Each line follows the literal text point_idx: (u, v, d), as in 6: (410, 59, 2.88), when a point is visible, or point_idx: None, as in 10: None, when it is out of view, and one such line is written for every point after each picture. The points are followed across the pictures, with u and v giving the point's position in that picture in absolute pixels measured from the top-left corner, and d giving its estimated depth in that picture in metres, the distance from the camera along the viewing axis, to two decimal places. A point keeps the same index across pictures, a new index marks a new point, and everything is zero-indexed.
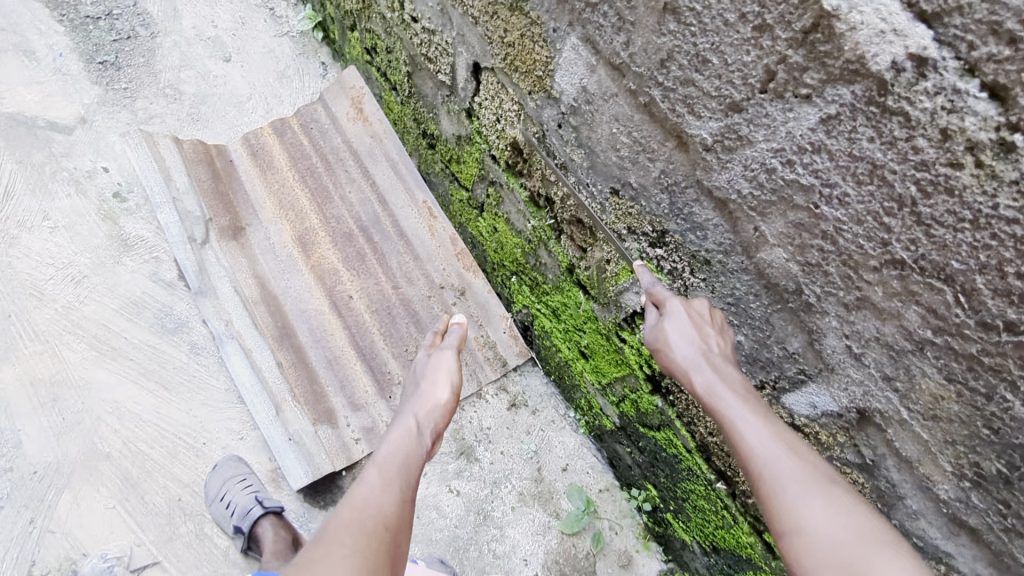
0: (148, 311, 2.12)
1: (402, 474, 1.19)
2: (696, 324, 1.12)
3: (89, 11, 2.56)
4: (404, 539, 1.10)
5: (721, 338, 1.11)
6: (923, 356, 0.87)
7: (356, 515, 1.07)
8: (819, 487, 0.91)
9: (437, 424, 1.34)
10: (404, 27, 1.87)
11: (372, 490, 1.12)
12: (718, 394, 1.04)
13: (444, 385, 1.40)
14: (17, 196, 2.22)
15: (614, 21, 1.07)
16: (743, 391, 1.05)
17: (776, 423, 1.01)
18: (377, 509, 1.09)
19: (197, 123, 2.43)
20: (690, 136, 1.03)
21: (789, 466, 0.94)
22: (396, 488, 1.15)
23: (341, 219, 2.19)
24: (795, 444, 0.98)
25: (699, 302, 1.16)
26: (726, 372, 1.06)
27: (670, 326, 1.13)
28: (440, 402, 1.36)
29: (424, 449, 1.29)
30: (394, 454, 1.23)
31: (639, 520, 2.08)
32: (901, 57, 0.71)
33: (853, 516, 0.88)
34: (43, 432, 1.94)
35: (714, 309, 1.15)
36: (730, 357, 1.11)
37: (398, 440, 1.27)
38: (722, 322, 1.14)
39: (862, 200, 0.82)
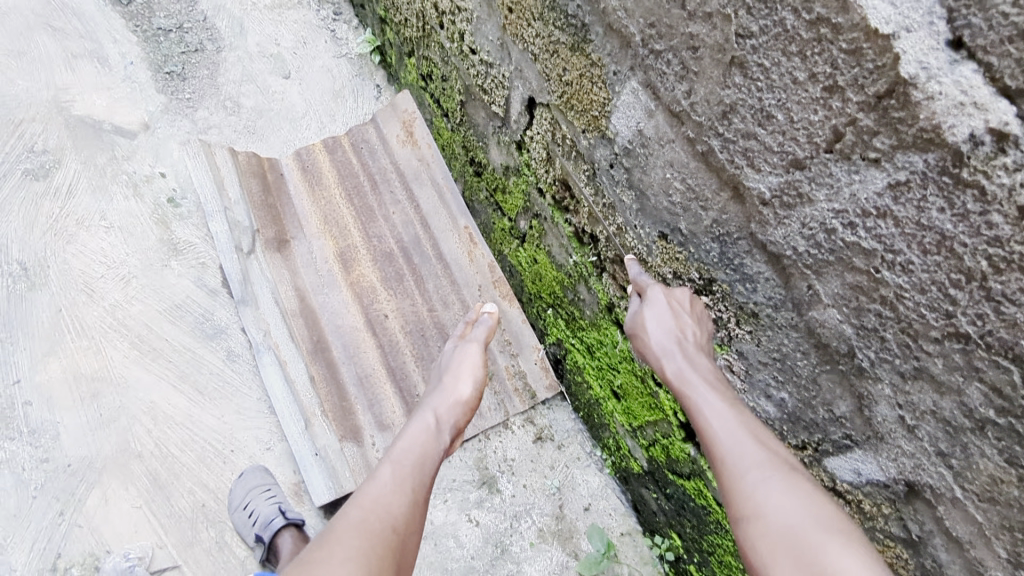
0: (190, 315, 2.18)
1: (415, 474, 1.23)
2: (675, 313, 1.20)
3: (161, 24, 2.68)
4: (412, 540, 1.12)
5: (698, 327, 1.19)
6: (983, 436, 0.84)
7: (364, 514, 1.10)
8: (775, 470, 0.99)
9: (456, 419, 1.45)
10: (462, 58, 1.91)
11: (384, 490, 1.16)
12: (688, 380, 1.14)
13: (465, 378, 1.53)
14: (78, 195, 2.32)
15: (677, 69, 1.07)
16: (712, 377, 1.14)
17: (741, 409, 1.10)
18: (386, 510, 1.12)
19: (253, 136, 2.51)
20: (746, 189, 1.02)
21: (748, 448, 1.03)
22: (408, 489, 1.18)
23: (383, 238, 2.22)
24: (758, 430, 1.07)
25: (682, 290, 1.24)
26: (698, 362, 1.16)
27: (649, 315, 1.23)
28: (462, 396, 1.49)
29: (441, 447, 1.36)
30: (410, 453, 1.28)
31: (660, 569, 2.02)
32: (981, 130, 0.69)
33: (803, 497, 0.95)
34: (80, 425, 1.99)
35: (694, 297, 1.23)
36: (705, 347, 1.19)
37: (416, 437, 1.33)
38: (702, 311, 1.22)
39: (927, 270, 0.80)
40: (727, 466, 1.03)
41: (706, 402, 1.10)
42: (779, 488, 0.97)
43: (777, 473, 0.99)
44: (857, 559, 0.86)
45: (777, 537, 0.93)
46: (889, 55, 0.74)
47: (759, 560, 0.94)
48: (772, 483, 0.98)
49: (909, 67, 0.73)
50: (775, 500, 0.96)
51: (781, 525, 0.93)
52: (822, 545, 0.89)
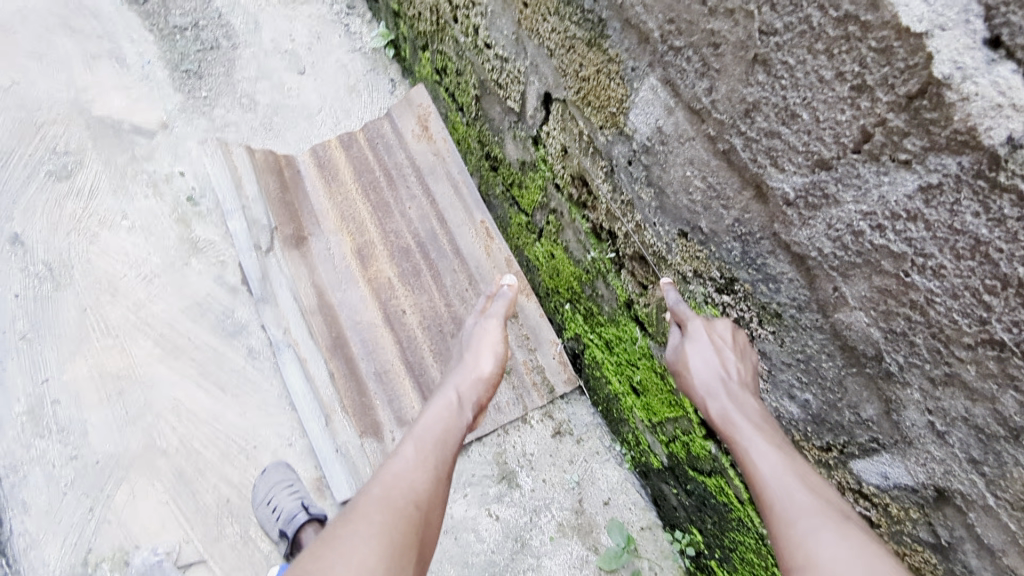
0: (211, 313, 2.20)
1: (437, 449, 1.26)
2: (717, 349, 1.17)
3: (177, 22, 2.69)
4: (435, 514, 1.14)
5: (741, 362, 1.17)
6: (1018, 444, 0.81)
7: (387, 490, 1.12)
8: (827, 519, 0.97)
9: (478, 396, 1.47)
10: (476, 52, 1.88)
11: (405, 467, 1.18)
12: (733, 420, 1.14)
13: (487, 355, 1.55)
14: (99, 194, 2.34)
15: (697, 66, 1.04)
16: (760, 421, 1.12)
17: (791, 454, 1.09)
18: (408, 485, 1.14)
19: (269, 133, 2.52)
20: (770, 189, 1.00)
21: (801, 497, 1.00)
22: (430, 465, 1.20)
23: (400, 234, 2.22)
24: (809, 478, 1.05)
25: (723, 322, 1.20)
26: (745, 404, 1.14)
27: (691, 351, 1.21)
28: (484, 372, 1.51)
29: (463, 423, 1.38)
30: (432, 430, 1.31)
31: (681, 564, 2.01)
32: (1020, 133, 0.66)
33: (862, 551, 0.91)
34: (107, 423, 2.02)
35: (738, 331, 1.19)
36: (750, 383, 1.17)
37: (439, 414, 1.36)
38: (745, 344, 1.18)
39: (959, 274, 0.77)
40: (776, 512, 1.00)
41: (753, 443, 1.09)
42: (836, 540, 0.93)
43: (836, 527, 0.95)
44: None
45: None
46: (922, 54, 0.71)
47: None
48: (828, 533, 0.94)
49: (943, 67, 0.70)
50: (829, 547, 0.92)
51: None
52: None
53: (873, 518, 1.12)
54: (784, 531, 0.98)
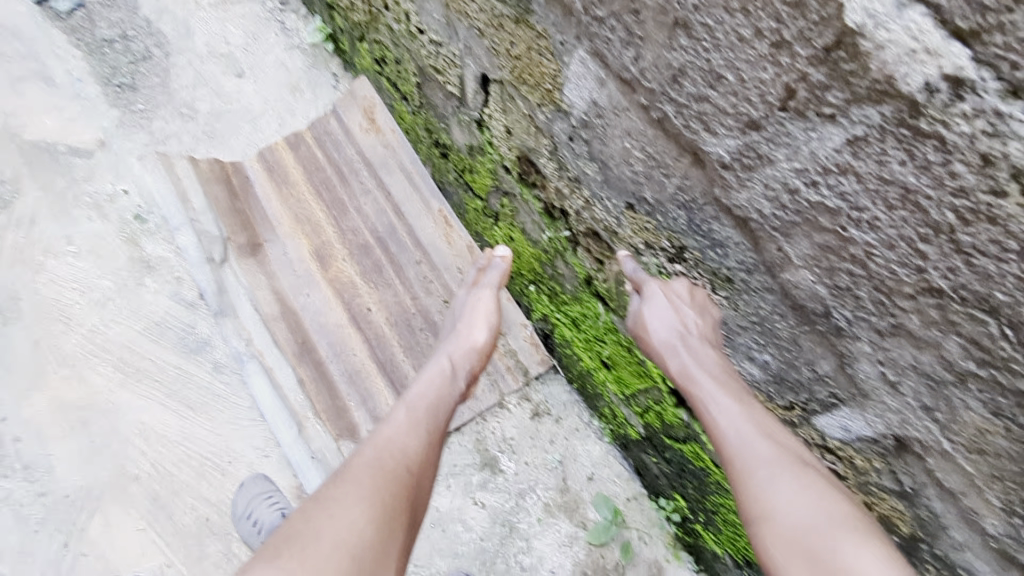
0: (171, 331, 2.14)
1: (430, 417, 1.25)
2: (675, 307, 1.18)
3: (105, 34, 2.57)
4: (427, 478, 1.13)
5: (701, 318, 1.16)
6: (966, 389, 0.81)
7: (379, 453, 1.11)
8: (785, 469, 1.05)
9: (472, 365, 1.46)
10: (411, 38, 1.83)
11: (398, 431, 1.17)
12: (694, 378, 1.18)
13: (480, 324, 1.52)
14: (41, 222, 2.26)
15: (622, 35, 1.01)
16: (719, 375, 1.17)
17: (750, 403, 1.14)
18: (401, 450, 1.12)
19: (214, 141, 2.44)
20: (706, 154, 0.98)
21: (761, 452, 1.07)
22: (423, 431, 1.19)
23: (357, 230, 2.16)
24: (767, 425, 1.12)
25: (679, 280, 1.21)
26: (703, 356, 1.19)
27: (650, 312, 1.25)
28: (476, 342, 1.49)
29: (455, 391, 1.38)
30: (424, 397, 1.30)
31: (668, 529, 2.03)
32: (935, 78, 0.64)
33: (812, 495, 1.01)
34: (74, 455, 1.97)
35: (693, 286, 1.18)
36: (711, 337, 1.19)
37: (431, 383, 1.34)
38: (705, 299, 1.17)
39: (894, 225, 0.76)
40: (739, 468, 1.08)
41: (715, 402, 1.14)
42: (794, 490, 1.02)
43: (794, 477, 1.03)
44: (874, 559, 0.91)
45: (790, 537, 0.98)
46: (833, 4, 0.69)
47: (768, 556, 1.00)
48: (783, 484, 1.03)
49: (855, 16, 0.68)
50: (784, 497, 1.02)
51: (790, 526, 0.99)
52: (836, 548, 0.94)
53: (839, 470, 1.14)
54: (743, 483, 1.07)
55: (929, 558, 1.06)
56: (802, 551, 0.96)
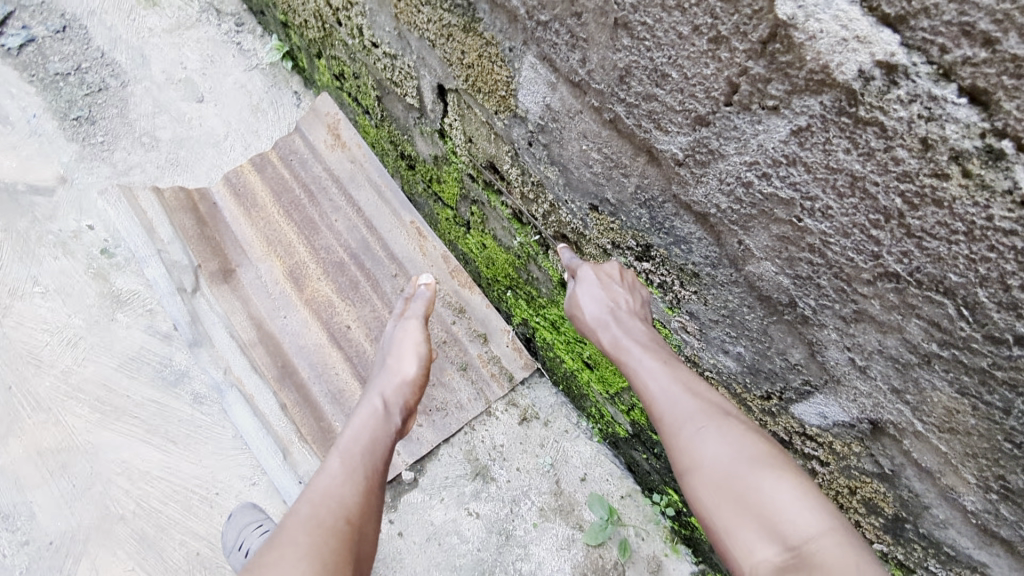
0: (147, 366, 2.11)
1: (366, 458, 1.17)
2: (604, 283, 1.20)
3: (58, 68, 2.52)
4: (368, 529, 1.06)
5: (630, 294, 1.18)
6: (931, 369, 0.81)
7: (314, 509, 1.03)
8: (710, 419, 0.97)
9: (406, 400, 1.39)
10: (366, 52, 1.81)
11: (333, 481, 1.09)
12: (624, 346, 1.12)
13: (410, 358, 1.46)
14: (5, 264, 2.21)
15: (566, 38, 1.00)
16: (646, 340, 1.12)
17: (678, 366, 1.08)
18: (338, 501, 1.05)
19: (177, 169, 2.40)
20: (660, 152, 0.97)
21: (689, 407, 1.00)
22: (359, 477, 1.12)
23: (330, 248, 2.14)
24: (693, 382, 1.04)
25: (609, 263, 1.24)
26: (631, 326, 1.14)
27: (582, 293, 1.22)
28: (408, 375, 1.43)
29: (392, 428, 1.30)
30: (358, 440, 1.22)
31: (665, 524, 2.03)
32: (868, 65, 0.64)
33: (734, 438, 0.94)
34: (56, 500, 1.94)
35: (623, 268, 1.23)
36: (642, 313, 1.18)
37: (365, 423, 1.27)
38: (633, 280, 1.21)
39: (846, 213, 0.76)
40: (670, 427, 1.00)
41: (644, 368, 1.07)
42: (724, 444, 0.94)
43: (722, 428, 0.96)
44: (798, 496, 0.86)
45: (719, 485, 0.91)
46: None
47: (707, 514, 0.92)
48: (706, 432, 0.96)
49: (786, 8, 0.68)
50: (713, 447, 0.94)
51: (720, 471, 0.92)
52: (761, 485, 0.88)
53: (821, 456, 1.12)
54: (672, 438, 0.99)
55: (915, 538, 1.06)
56: (730, 496, 0.90)
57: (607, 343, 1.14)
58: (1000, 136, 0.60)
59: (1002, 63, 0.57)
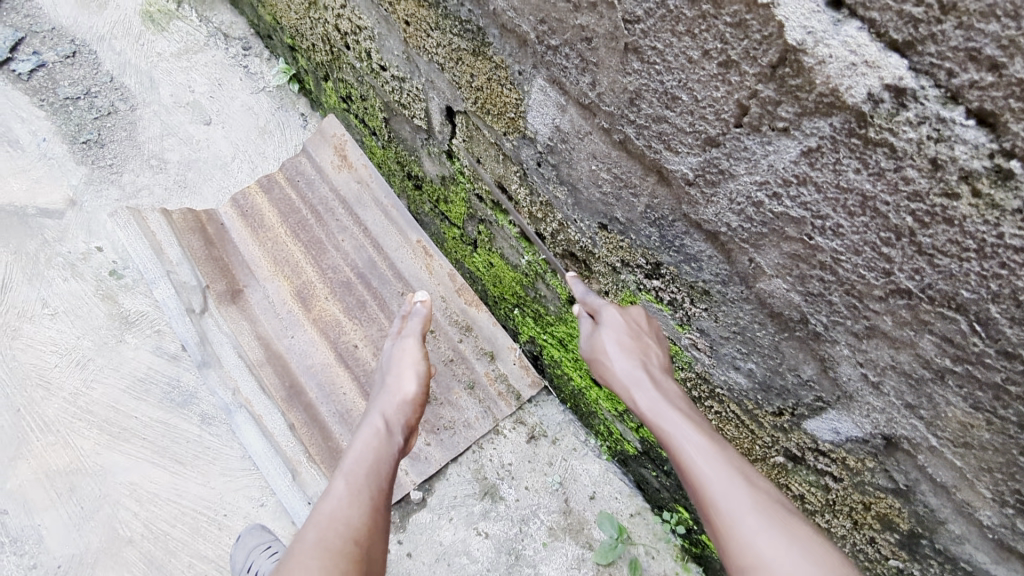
0: (155, 387, 2.11)
1: (371, 480, 1.17)
2: (636, 336, 1.19)
3: (67, 92, 2.56)
4: (377, 549, 1.07)
5: (658, 347, 1.19)
6: (945, 384, 0.82)
7: (322, 533, 1.04)
8: (747, 494, 0.95)
9: (408, 418, 1.37)
10: (374, 75, 1.84)
11: (339, 504, 1.10)
12: (662, 412, 1.07)
13: (410, 375, 1.45)
14: (15, 286, 2.23)
15: (577, 62, 1.03)
16: (680, 401, 1.10)
17: (720, 441, 1.03)
18: (345, 523, 1.06)
19: (185, 190, 2.43)
20: (670, 172, 0.99)
21: (738, 489, 0.96)
22: (365, 498, 1.12)
23: (338, 268, 2.15)
24: (740, 465, 1.00)
25: (636, 309, 1.24)
26: (663, 387, 1.12)
27: (608, 341, 1.19)
28: (408, 393, 1.41)
29: (394, 448, 1.29)
30: (362, 461, 1.21)
31: (675, 542, 2.02)
32: (878, 88, 0.66)
33: (784, 528, 0.91)
34: (64, 523, 1.93)
35: (649, 319, 1.23)
36: (666, 365, 1.18)
37: (368, 445, 1.26)
38: (656, 328, 1.23)
39: (857, 231, 0.77)
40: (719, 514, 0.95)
41: (687, 440, 1.02)
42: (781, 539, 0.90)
43: (778, 523, 0.92)
44: None
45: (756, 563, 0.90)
46: (774, 23, 0.71)
47: None
48: (758, 524, 0.92)
49: (795, 34, 0.70)
50: (750, 522, 0.92)
51: (758, 550, 0.90)
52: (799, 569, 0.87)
53: (834, 472, 1.13)
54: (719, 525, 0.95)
55: (931, 554, 1.06)
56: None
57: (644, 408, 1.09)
58: (1009, 156, 0.61)
59: (1009, 86, 0.58)
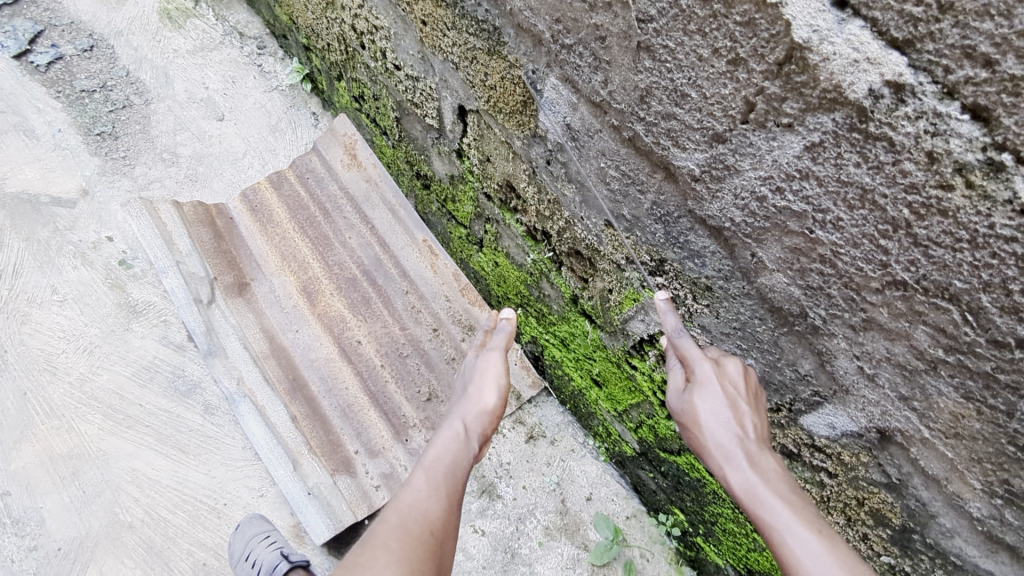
0: (160, 375, 2.13)
1: (449, 478, 1.21)
2: (731, 400, 1.06)
3: (84, 85, 2.60)
4: (450, 542, 1.14)
5: (756, 413, 1.06)
6: (938, 375, 0.85)
7: (402, 519, 1.12)
8: None
9: (486, 428, 1.34)
10: (388, 75, 1.89)
11: (419, 494, 1.17)
12: (761, 497, 0.96)
13: (491, 387, 1.39)
14: (25, 272, 2.26)
15: (590, 60, 1.07)
16: (788, 492, 0.97)
17: (835, 539, 0.90)
18: (423, 514, 1.13)
19: (196, 184, 2.46)
20: (677, 168, 1.03)
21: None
22: (442, 493, 1.18)
23: (344, 264, 2.18)
24: (862, 573, 0.86)
25: (733, 365, 1.10)
26: (766, 468, 1.00)
27: (702, 403, 1.07)
28: (488, 405, 1.36)
29: (472, 454, 1.29)
30: (441, 459, 1.24)
31: (670, 545, 2.03)
32: (878, 84, 0.70)
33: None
34: (65, 506, 1.95)
35: (748, 378, 1.10)
36: (765, 436, 1.06)
37: (447, 445, 1.27)
38: (755, 389, 1.10)
39: (855, 224, 0.81)
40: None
41: (791, 531, 0.91)
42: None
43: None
44: None
45: None
46: (781, 22, 0.75)
47: None
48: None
49: (801, 32, 0.74)
50: None
51: None
52: None
53: (829, 468, 1.15)
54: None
55: (922, 549, 1.08)
56: None
57: (738, 488, 0.99)
58: (1000, 149, 0.65)
59: (1001, 82, 0.62)
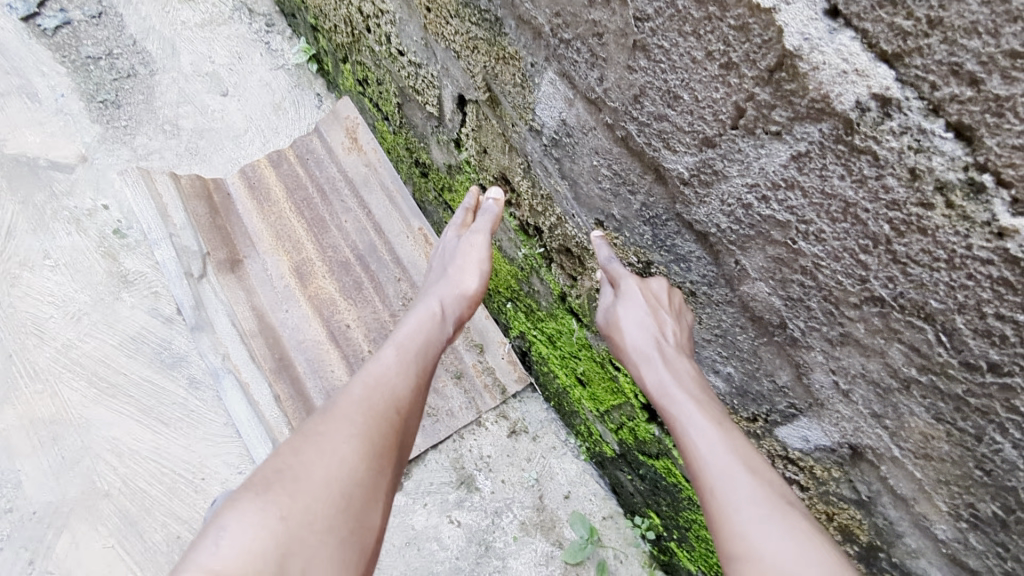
0: (147, 346, 2.13)
1: (420, 358, 1.20)
2: (652, 310, 1.11)
3: (90, 52, 2.59)
4: (413, 422, 1.10)
5: (677, 324, 1.11)
6: (910, 395, 0.85)
7: (368, 393, 1.06)
8: (772, 506, 0.89)
9: (461, 312, 1.39)
10: (392, 60, 1.88)
11: (387, 370, 1.13)
12: (670, 392, 1.07)
13: (472, 272, 1.44)
14: (18, 235, 2.25)
15: (587, 56, 1.07)
16: (696, 392, 1.07)
17: (731, 431, 1.02)
18: (390, 391, 1.08)
19: (195, 158, 2.46)
20: (667, 170, 1.02)
21: (739, 476, 0.94)
22: (412, 372, 1.15)
23: (338, 248, 2.17)
24: (747, 453, 0.98)
25: (657, 282, 1.14)
26: (680, 371, 1.09)
27: (625, 313, 1.15)
28: (468, 289, 1.41)
29: (444, 335, 1.32)
30: (413, 338, 1.24)
31: (644, 548, 2.02)
32: (865, 97, 0.71)
33: (777, 507, 0.89)
34: (43, 471, 1.95)
35: (673, 293, 1.13)
36: (684, 345, 1.13)
37: (420, 324, 1.29)
38: (680, 304, 1.13)
39: (837, 237, 0.81)
40: (716, 500, 0.93)
41: (692, 421, 1.02)
42: (775, 529, 0.86)
43: (777, 513, 0.89)
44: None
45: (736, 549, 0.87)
46: (774, 28, 0.76)
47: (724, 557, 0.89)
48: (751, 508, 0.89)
49: (793, 39, 0.74)
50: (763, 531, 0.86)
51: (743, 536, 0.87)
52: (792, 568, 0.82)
53: (801, 481, 1.14)
54: (710, 500, 0.94)
55: (887, 567, 1.07)
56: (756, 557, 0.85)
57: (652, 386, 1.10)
58: (982, 169, 0.66)
59: (986, 102, 0.63)
